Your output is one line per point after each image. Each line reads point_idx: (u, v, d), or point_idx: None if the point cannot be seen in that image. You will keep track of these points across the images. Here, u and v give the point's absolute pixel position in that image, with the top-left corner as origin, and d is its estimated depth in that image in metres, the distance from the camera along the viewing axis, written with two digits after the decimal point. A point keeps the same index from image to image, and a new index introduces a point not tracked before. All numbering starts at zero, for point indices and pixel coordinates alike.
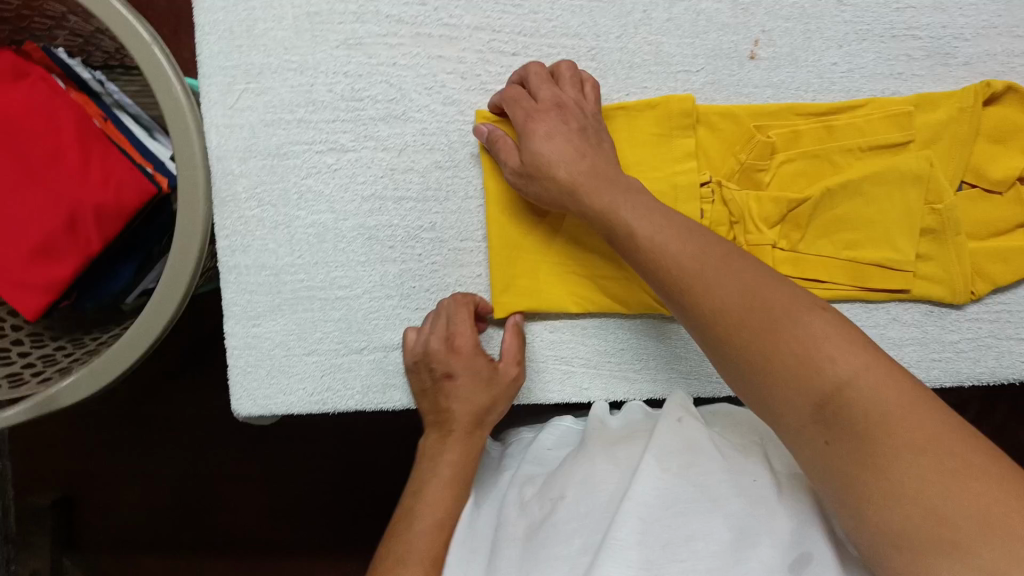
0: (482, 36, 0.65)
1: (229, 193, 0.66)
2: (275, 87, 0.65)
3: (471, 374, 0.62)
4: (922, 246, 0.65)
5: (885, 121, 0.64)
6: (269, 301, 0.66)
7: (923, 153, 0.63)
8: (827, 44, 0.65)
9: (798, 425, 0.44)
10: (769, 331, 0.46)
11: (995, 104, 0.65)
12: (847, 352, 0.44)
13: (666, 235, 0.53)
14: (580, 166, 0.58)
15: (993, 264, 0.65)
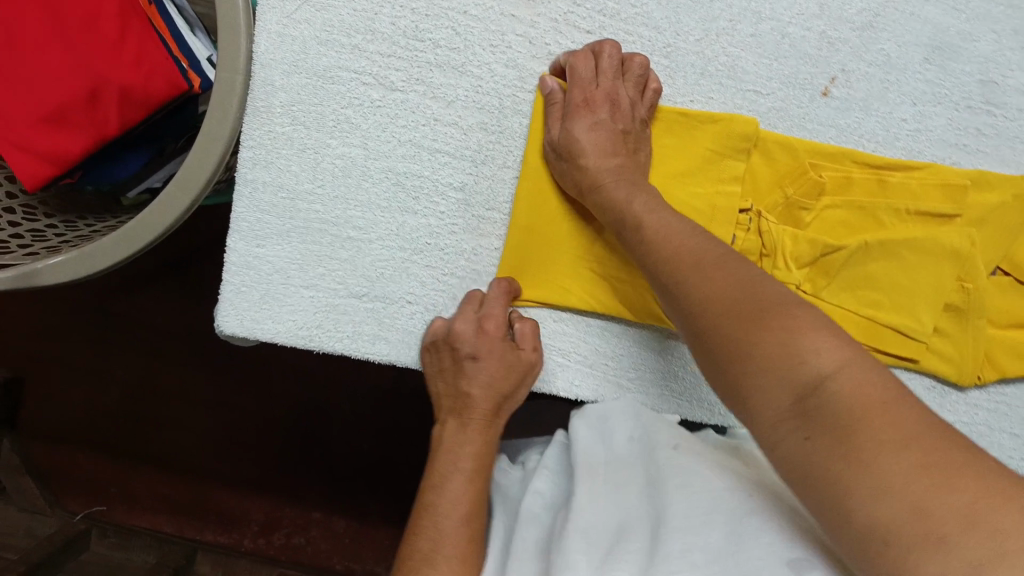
0: (560, 6, 0.62)
1: (265, 105, 0.63)
2: (337, 6, 0.62)
3: (492, 361, 0.61)
4: (942, 320, 0.65)
5: (938, 190, 0.63)
6: (279, 225, 0.64)
7: (967, 230, 0.62)
8: (902, 99, 0.63)
9: (776, 419, 0.41)
10: (761, 324, 0.43)
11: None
12: (828, 344, 0.41)
13: (705, 245, 0.50)
14: (604, 164, 0.59)
15: (1006, 356, 0.64)
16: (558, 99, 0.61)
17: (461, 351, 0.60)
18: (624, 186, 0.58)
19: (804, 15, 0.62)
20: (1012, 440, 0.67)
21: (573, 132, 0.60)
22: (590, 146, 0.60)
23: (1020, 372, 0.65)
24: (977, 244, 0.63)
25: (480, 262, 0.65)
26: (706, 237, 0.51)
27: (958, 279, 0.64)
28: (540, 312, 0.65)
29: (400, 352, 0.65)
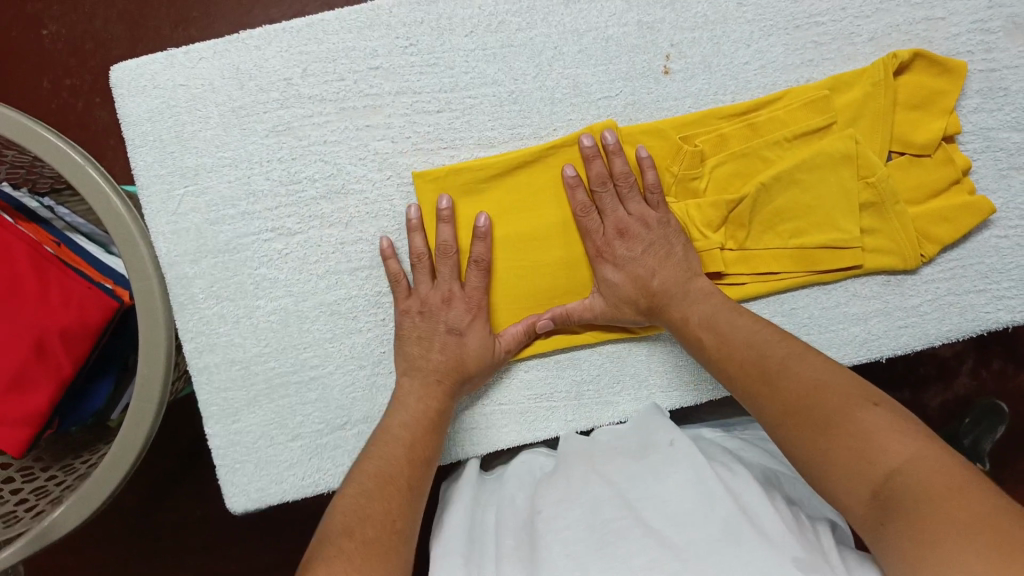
0: (404, 100, 0.66)
1: (187, 297, 0.67)
2: (214, 185, 0.67)
3: (454, 314, 0.65)
4: (865, 221, 0.66)
5: (803, 112, 0.65)
6: (244, 395, 0.67)
7: (846, 132, 0.64)
8: (736, 46, 0.67)
9: (860, 513, 0.45)
10: (826, 423, 0.48)
11: (906, 73, 0.66)
12: (891, 436, 0.45)
13: (721, 315, 0.60)
14: (667, 286, 0.63)
15: (936, 226, 0.66)
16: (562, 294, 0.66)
17: (439, 289, 0.65)
18: (693, 296, 0.62)
19: (616, 15, 0.66)
20: (980, 296, 0.68)
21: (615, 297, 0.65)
22: (634, 278, 0.64)
23: (956, 235, 0.66)
24: (860, 142, 0.65)
25: None
26: (722, 306, 0.61)
27: (861, 179, 0.65)
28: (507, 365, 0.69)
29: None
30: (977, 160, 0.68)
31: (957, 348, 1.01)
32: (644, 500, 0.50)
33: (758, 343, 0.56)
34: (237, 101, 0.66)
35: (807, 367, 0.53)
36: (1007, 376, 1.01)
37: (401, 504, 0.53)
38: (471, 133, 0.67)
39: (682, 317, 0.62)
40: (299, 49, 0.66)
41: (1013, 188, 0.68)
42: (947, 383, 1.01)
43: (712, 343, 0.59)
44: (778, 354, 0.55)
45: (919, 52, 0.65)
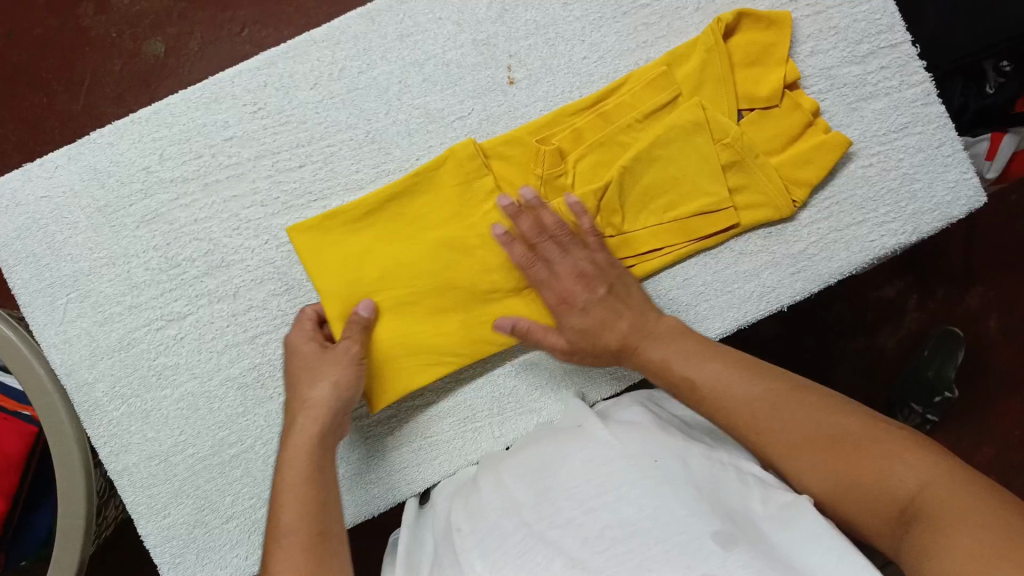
0: (266, 162, 0.67)
1: (92, 403, 0.66)
2: (96, 287, 0.67)
3: (313, 372, 0.61)
4: (732, 180, 0.67)
5: (647, 89, 0.67)
6: (169, 487, 0.67)
7: (692, 102, 0.66)
8: (571, 43, 0.69)
9: (889, 535, 0.45)
10: (840, 449, 0.49)
11: (735, 35, 0.68)
12: (900, 459, 0.46)
13: (676, 356, 0.58)
14: (638, 345, 0.61)
15: (801, 170, 0.67)
16: (524, 325, 0.64)
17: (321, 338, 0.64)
18: (668, 340, 0.60)
19: (451, 39, 0.68)
20: (861, 227, 0.70)
21: (586, 347, 0.63)
22: (595, 325, 0.62)
23: (821, 175, 0.67)
24: (707, 107, 0.66)
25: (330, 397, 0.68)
26: (679, 349, 0.59)
27: (716, 142, 0.66)
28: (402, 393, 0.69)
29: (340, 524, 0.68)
30: (825, 100, 0.70)
31: (897, 286, 1.03)
32: (557, 489, 0.52)
33: (737, 392, 0.54)
34: (101, 200, 0.67)
35: (792, 412, 0.52)
36: (952, 301, 1.03)
37: (327, 501, 0.54)
38: (336, 181, 0.68)
39: (663, 357, 0.59)
40: (152, 136, 0.67)
41: (866, 118, 0.70)
42: (898, 322, 1.03)
43: (695, 389, 0.56)
44: (754, 401, 0.53)
45: (740, 13, 0.67)
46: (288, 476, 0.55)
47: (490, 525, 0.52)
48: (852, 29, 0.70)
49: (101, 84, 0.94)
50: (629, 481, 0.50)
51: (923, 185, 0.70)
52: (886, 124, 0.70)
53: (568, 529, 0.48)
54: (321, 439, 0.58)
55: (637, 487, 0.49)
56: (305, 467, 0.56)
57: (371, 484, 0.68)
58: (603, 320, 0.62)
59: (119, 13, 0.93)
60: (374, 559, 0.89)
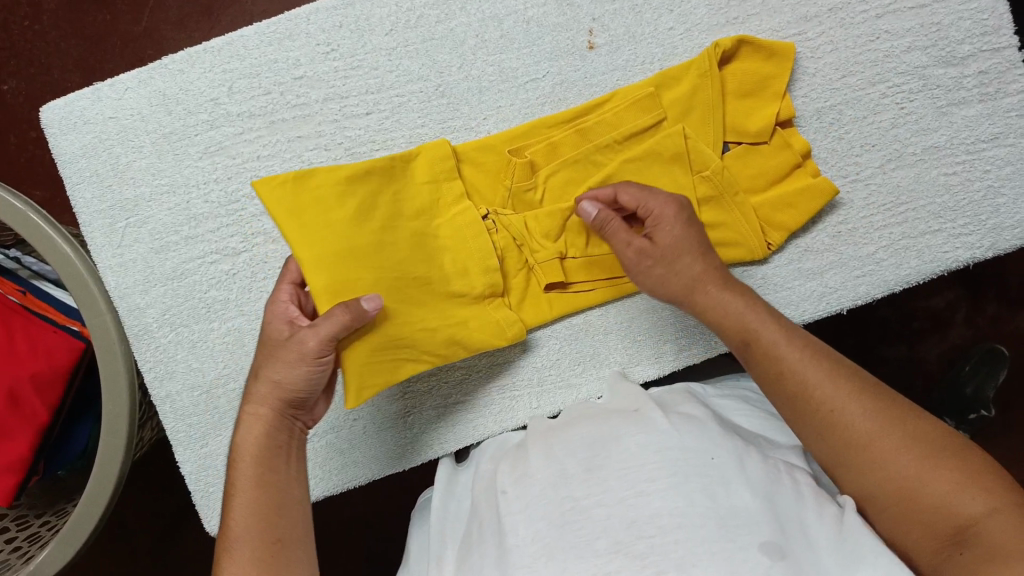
0: (333, 106, 0.66)
1: (142, 327, 0.67)
2: (155, 214, 0.67)
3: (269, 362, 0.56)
4: (705, 215, 0.65)
5: (646, 106, 0.64)
6: (208, 419, 0.68)
7: (674, 129, 0.63)
8: (658, 12, 0.65)
9: (936, 548, 0.46)
10: (917, 451, 0.48)
11: (772, 59, 0.64)
12: (964, 488, 0.46)
13: (757, 322, 0.56)
14: (707, 295, 0.59)
15: (781, 213, 0.65)
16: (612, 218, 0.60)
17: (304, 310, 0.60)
18: (739, 299, 0.58)
19: None
20: (935, 236, 0.67)
21: (655, 268, 0.60)
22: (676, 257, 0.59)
23: (801, 220, 0.65)
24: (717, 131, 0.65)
25: None
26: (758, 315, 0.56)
27: (694, 174, 0.64)
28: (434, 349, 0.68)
29: (363, 476, 0.69)
30: (916, 100, 0.67)
31: (947, 299, 1.00)
32: (608, 466, 0.50)
33: (813, 382, 0.52)
34: (168, 127, 0.66)
35: (861, 411, 0.50)
36: (1002, 321, 1.00)
37: (279, 505, 0.52)
38: (401, 132, 0.66)
39: (737, 311, 0.57)
40: (223, 68, 0.66)
41: (956, 124, 0.67)
42: (943, 333, 1.00)
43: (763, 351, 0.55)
44: (826, 392, 0.51)
45: (762, 41, 0.64)
46: (245, 471, 0.54)
47: (535, 492, 0.51)
48: (956, 28, 0.66)
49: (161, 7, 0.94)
50: (683, 472, 0.48)
51: (1007, 199, 0.67)
52: (977, 132, 0.67)
53: (614, 511, 0.47)
54: (270, 436, 0.56)
55: (691, 481, 0.47)
56: (252, 461, 0.54)
57: (393, 441, 0.69)
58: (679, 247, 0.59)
59: None
60: (393, 509, 0.90)
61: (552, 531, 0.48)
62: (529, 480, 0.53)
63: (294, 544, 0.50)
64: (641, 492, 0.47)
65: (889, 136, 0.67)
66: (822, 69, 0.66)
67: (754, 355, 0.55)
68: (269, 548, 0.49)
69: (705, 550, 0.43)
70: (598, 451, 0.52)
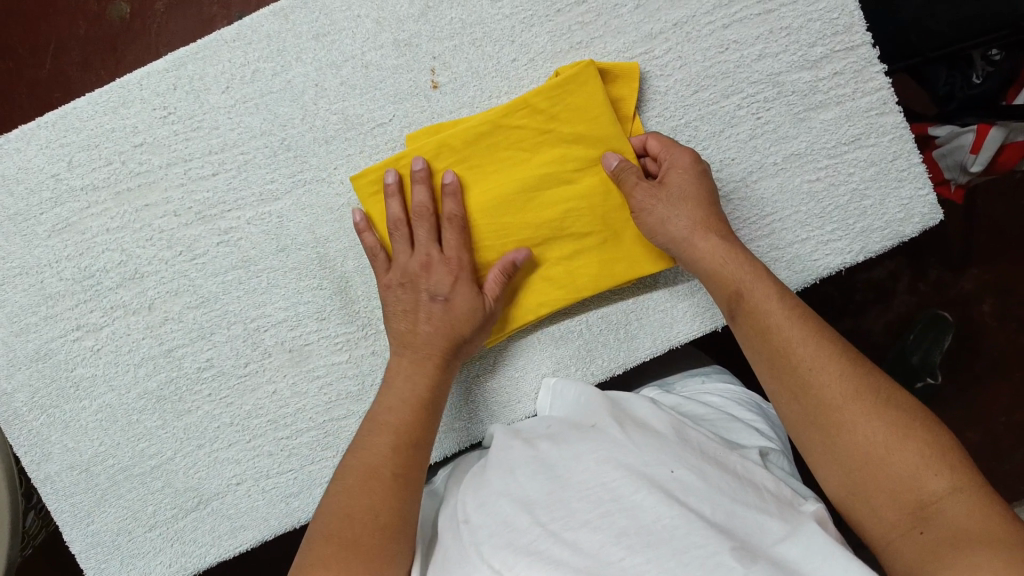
0: (178, 170, 0.64)
1: (12, 413, 0.66)
2: (11, 296, 0.66)
3: (436, 281, 0.61)
4: (607, 229, 0.63)
5: (556, 115, 0.61)
6: (90, 497, 0.67)
7: (556, 150, 0.62)
8: (499, 45, 0.64)
9: (892, 525, 0.45)
10: (887, 420, 0.47)
11: (615, 82, 0.63)
12: (928, 464, 0.45)
13: (750, 280, 0.55)
14: (708, 240, 0.58)
15: None
16: (626, 170, 0.60)
17: (391, 276, 0.62)
18: (735, 259, 0.56)
19: (371, 39, 0.64)
20: (806, 245, 0.66)
21: (658, 210, 0.59)
22: (673, 220, 0.59)
23: None
24: (620, 132, 0.62)
25: (226, 423, 0.67)
26: (751, 270, 0.56)
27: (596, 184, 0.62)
28: (306, 406, 0.67)
29: (305, 512, 0.68)
30: (772, 108, 0.65)
31: (888, 268, 1.02)
32: (574, 486, 0.49)
33: (796, 340, 0.51)
34: (11, 208, 0.65)
35: (838, 372, 0.49)
36: (945, 286, 1.02)
37: (413, 472, 0.54)
38: (250, 190, 0.65)
39: (713, 264, 0.57)
40: (60, 142, 0.64)
41: (815, 130, 0.65)
42: (886, 304, 1.02)
43: (754, 309, 0.54)
44: (806, 349, 0.51)
45: (603, 65, 0.62)
46: (390, 418, 0.57)
47: (500, 519, 0.48)
48: (807, 30, 0.64)
49: (61, 50, 0.98)
50: (644, 489, 0.46)
51: (875, 200, 0.66)
52: (838, 136, 0.65)
53: (583, 532, 0.45)
54: (415, 396, 0.58)
55: (655, 494, 0.46)
56: (403, 424, 0.57)
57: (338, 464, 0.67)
58: (686, 196, 0.59)
59: None
60: None
61: (525, 555, 0.44)
62: (491, 503, 0.50)
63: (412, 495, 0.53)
64: (609, 508, 0.46)
65: (748, 147, 0.65)
66: (673, 86, 0.64)
67: (741, 313, 0.55)
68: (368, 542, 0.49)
69: (673, 568, 0.41)
70: (568, 467, 0.51)
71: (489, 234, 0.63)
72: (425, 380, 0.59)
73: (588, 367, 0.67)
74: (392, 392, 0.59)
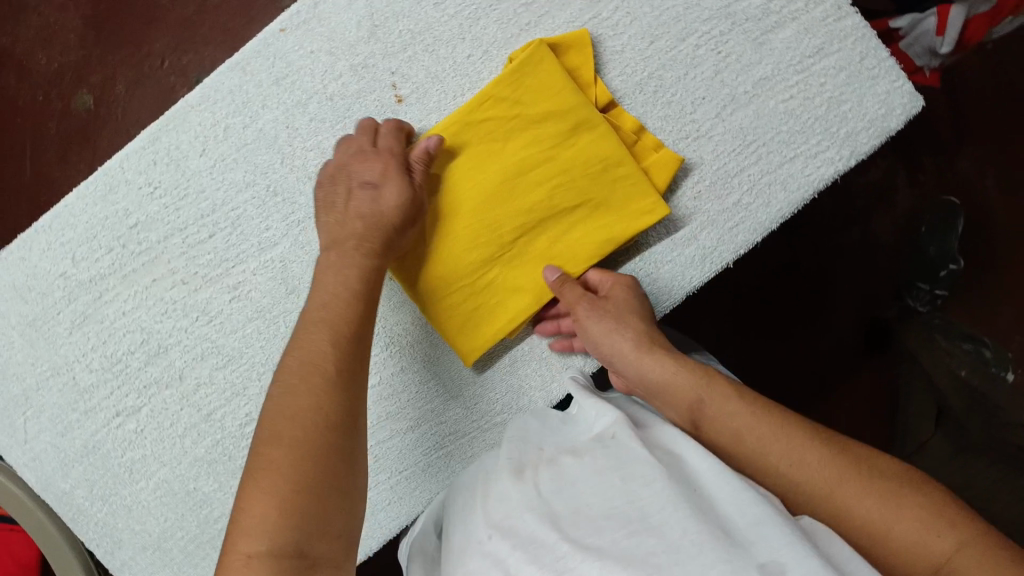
0: (175, 241, 0.66)
1: (76, 509, 0.68)
2: (49, 399, 0.67)
3: (365, 166, 0.59)
4: (593, 194, 0.64)
5: (524, 98, 0.63)
6: (169, 572, 0.68)
7: (527, 133, 0.63)
8: (452, 45, 0.65)
9: None
10: (855, 472, 0.49)
11: (566, 52, 0.64)
12: (930, 527, 0.46)
13: (677, 375, 0.55)
14: (645, 360, 0.57)
15: (659, 173, 0.64)
16: (561, 286, 0.62)
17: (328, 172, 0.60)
18: (659, 354, 0.57)
19: (328, 70, 0.65)
20: (795, 162, 0.66)
21: (600, 327, 0.59)
22: (619, 352, 0.58)
23: (673, 164, 0.64)
24: (586, 101, 0.63)
25: None
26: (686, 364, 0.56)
27: (572, 151, 0.63)
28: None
29: (375, 540, 0.68)
30: (730, 40, 0.65)
31: (883, 168, 1.02)
32: (593, 502, 0.48)
33: (762, 448, 0.51)
34: (29, 315, 0.67)
35: (818, 462, 0.50)
36: (936, 177, 1.02)
37: (349, 389, 0.50)
38: (249, 242, 0.66)
39: (665, 377, 0.55)
40: (59, 242, 0.66)
41: (777, 50, 0.65)
42: (890, 203, 1.02)
43: (739, 448, 0.52)
44: (779, 449, 0.51)
45: (553, 40, 0.64)
46: (324, 315, 0.53)
47: (526, 535, 0.48)
48: None
49: (37, 151, 1.00)
50: (670, 504, 0.45)
51: (852, 103, 0.66)
52: (800, 50, 0.65)
53: (607, 551, 0.44)
54: (348, 290, 0.55)
55: (685, 508, 0.44)
56: (337, 334, 0.52)
57: (392, 489, 0.67)
58: (627, 311, 0.60)
59: (40, 74, 0.99)
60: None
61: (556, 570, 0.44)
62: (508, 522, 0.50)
63: (345, 423, 0.49)
64: (633, 523, 0.45)
65: (716, 83, 0.65)
66: (628, 42, 0.65)
67: (702, 424, 0.54)
68: (307, 465, 0.45)
69: None
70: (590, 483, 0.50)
71: (482, 228, 0.63)
72: (349, 269, 0.56)
73: None
74: (320, 288, 0.55)
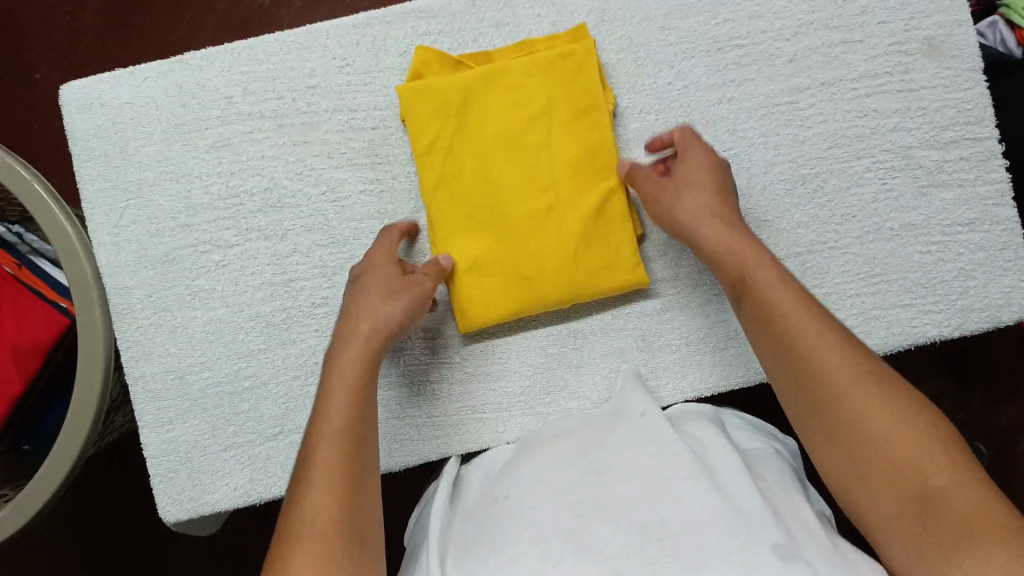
0: (341, 117, 0.69)
1: (125, 307, 0.69)
2: (155, 199, 0.69)
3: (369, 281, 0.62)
4: (551, 91, 0.66)
5: (448, 147, 0.65)
6: (179, 405, 0.69)
7: (483, 99, 0.66)
8: (659, 68, 0.69)
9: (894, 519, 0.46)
10: (882, 397, 0.49)
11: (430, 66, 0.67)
12: (933, 460, 0.46)
13: (729, 242, 0.59)
14: (714, 226, 0.60)
15: (572, 62, 0.66)
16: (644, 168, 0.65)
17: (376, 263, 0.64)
18: (726, 225, 0.60)
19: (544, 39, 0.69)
20: (905, 310, 0.69)
21: (687, 191, 0.62)
22: (693, 206, 0.61)
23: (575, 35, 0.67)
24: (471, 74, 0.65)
25: None
26: (736, 235, 0.59)
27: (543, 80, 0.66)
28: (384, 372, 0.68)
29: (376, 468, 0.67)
30: (897, 178, 0.69)
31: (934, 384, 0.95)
32: (617, 467, 0.50)
33: (792, 328, 0.53)
34: (179, 118, 0.69)
35: (840, 360, 0.51)
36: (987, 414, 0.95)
37: (364, 420, 0.55)
38: (403, 149, 0.69)
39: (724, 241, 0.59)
40: (240, 69, 0.69)
41: (934, 205, 0.69)
42: None
43: (775, 339, 0.54)
44: (814, 340, 0.52)
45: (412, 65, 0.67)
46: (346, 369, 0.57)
47: (548, 486, 0.50)
48: (941, 114, 0.69)
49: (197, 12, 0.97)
50: (692, 477, 0.47)
51: (977, 283, 0.69)
52: (954, 215, 0.69)
53: (620, 521, 0.46)
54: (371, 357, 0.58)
55: (705, 483, 0.47)
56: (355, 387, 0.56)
57: (413, 432, 0.67)
58: (709, 182, 0.62)
59: None
60: None
61: (582, 531, 0.46)
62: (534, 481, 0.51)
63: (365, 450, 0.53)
64: (657, 488, 0.47)
65: (870, 209, 0.69)
66: (811, 138, 0.69)
67: (745, 297, 0.57)
68: (340, 484, 0.50)
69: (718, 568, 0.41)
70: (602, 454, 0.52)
71: (531, 199, 0.65)
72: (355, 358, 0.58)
73: (680, 381, 0.68)
74: (344, 362, 0.57)
